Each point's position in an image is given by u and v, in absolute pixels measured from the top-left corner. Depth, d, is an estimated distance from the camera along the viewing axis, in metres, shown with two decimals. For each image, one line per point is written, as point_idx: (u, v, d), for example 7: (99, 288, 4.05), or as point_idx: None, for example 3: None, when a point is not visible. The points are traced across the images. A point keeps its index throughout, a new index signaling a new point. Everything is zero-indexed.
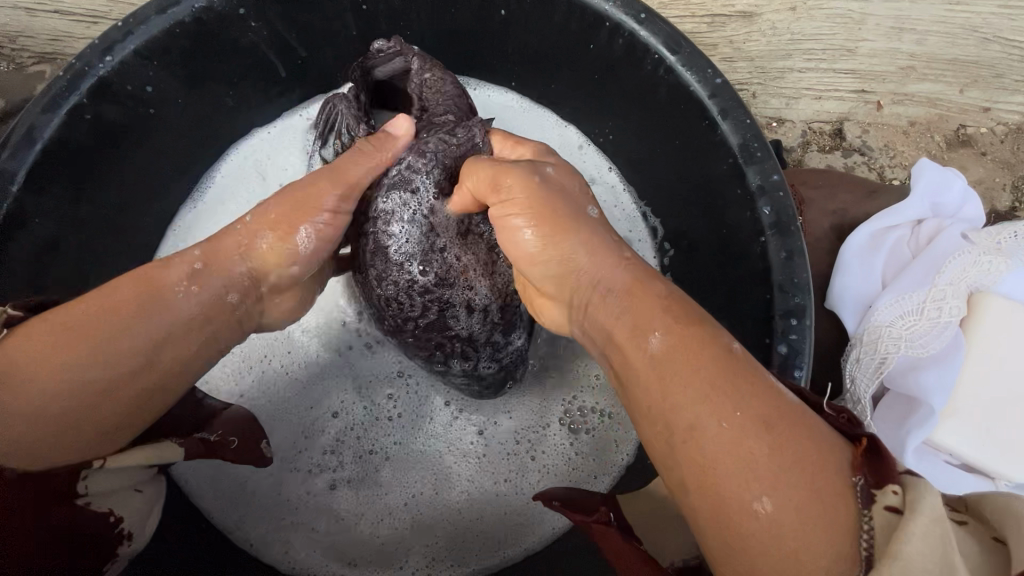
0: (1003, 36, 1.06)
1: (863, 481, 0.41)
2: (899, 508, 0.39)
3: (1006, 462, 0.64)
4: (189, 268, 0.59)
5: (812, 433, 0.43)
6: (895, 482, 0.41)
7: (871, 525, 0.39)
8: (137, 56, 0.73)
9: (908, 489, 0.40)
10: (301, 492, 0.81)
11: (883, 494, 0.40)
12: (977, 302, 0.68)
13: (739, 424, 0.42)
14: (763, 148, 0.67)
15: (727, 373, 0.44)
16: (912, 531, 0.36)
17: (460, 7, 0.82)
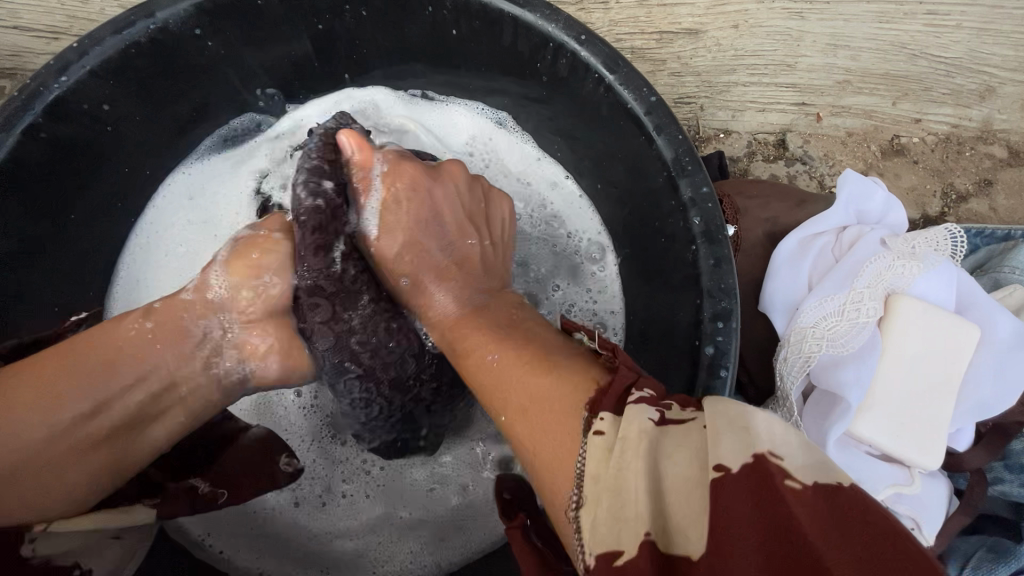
0: (929, 52, 1.13)
1: (586, 412, 0.46)
2: (607, 433, 0.43)
3: (920, 451, 0.70)
4: (142, 309, 0.65)
5: (551, 375, 0.52)
6: (609, 410, 0.45)
7: (585, 452, 0.44)
8: (92, 75, 0.74)
9: (618, 417, 0.44)
10: (267, 509, 0.84)
11: (595, 423, 0.45)
12: (894, 303, 0.72)
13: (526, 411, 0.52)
14: (694, 162, 0.71)
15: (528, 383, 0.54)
16: (608, 466, 0.41)
17: (412, 27, 0.85)
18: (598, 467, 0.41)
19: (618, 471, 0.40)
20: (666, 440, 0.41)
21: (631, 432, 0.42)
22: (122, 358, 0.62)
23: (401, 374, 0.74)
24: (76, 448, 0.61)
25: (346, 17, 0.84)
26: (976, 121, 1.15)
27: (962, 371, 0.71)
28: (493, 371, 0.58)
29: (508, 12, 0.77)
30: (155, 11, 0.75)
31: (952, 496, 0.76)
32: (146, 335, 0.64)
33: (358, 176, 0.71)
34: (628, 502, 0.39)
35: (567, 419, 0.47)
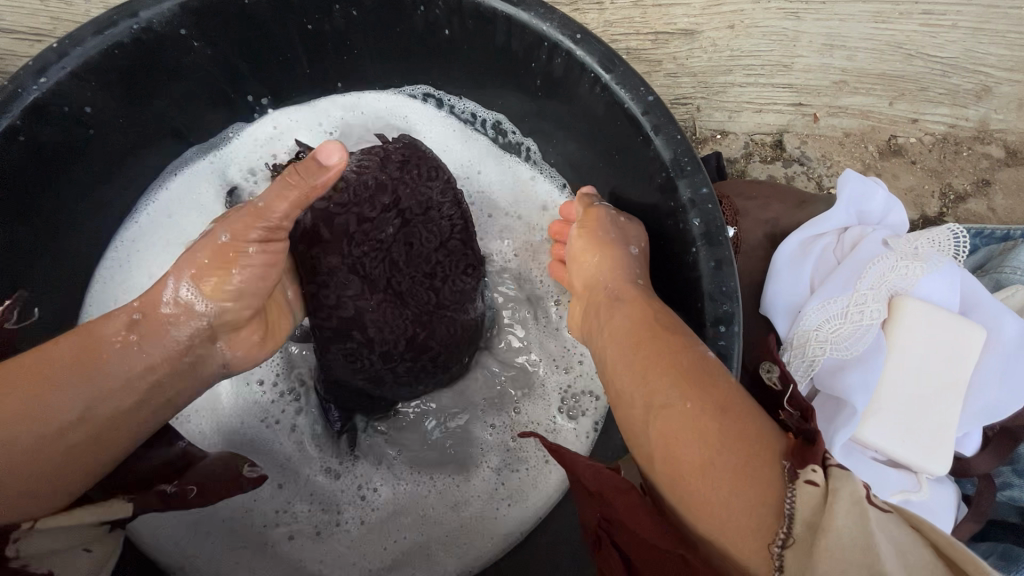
0: (925, 52, 1.13)
1: (788, 463, 0.44)
2: (819, 484, 0.42)
3: (927, 456, 0.68)
4: (126, 318, 0.60)
5: (744, 411, 0.48)
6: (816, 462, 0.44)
7: (794, 495, 0.42)
8: (73, 77, 0.72)
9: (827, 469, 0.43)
10: (266, 521, 0.84)
11: (801, 472, 0.43)
12: (898, 305, 0.71)
13: (693, 415, 0.48)
14: (693, 162, 0.70)
15: (693, 390, 0.49)
16: (834, 512, 0.40)
17: (404, 27, 0.84)
18: (825, 523, 0.39)
19: (848, 522, 0.39)
20: (871, 508, 0.40)
21: (850, 495, 0.40)
22: (104, 366, 0.58)
23: (390, 349, 0.76)
24: (71, 451, 0.57)
25: (337, 16, 0.83)
26: (973, 121, 1.14)
27: (968, 373, 0.70)
28: (653, 368, 0.53)
29: (503, 12, 0.75)
30: (138, 11, 0.73)
31: (961, 502, 0.75)
32: (132, 341, 0.60)
33: (420, 172, 0.74)
34: (856, 548, 0.37)
35: (764, 466, 0.44)
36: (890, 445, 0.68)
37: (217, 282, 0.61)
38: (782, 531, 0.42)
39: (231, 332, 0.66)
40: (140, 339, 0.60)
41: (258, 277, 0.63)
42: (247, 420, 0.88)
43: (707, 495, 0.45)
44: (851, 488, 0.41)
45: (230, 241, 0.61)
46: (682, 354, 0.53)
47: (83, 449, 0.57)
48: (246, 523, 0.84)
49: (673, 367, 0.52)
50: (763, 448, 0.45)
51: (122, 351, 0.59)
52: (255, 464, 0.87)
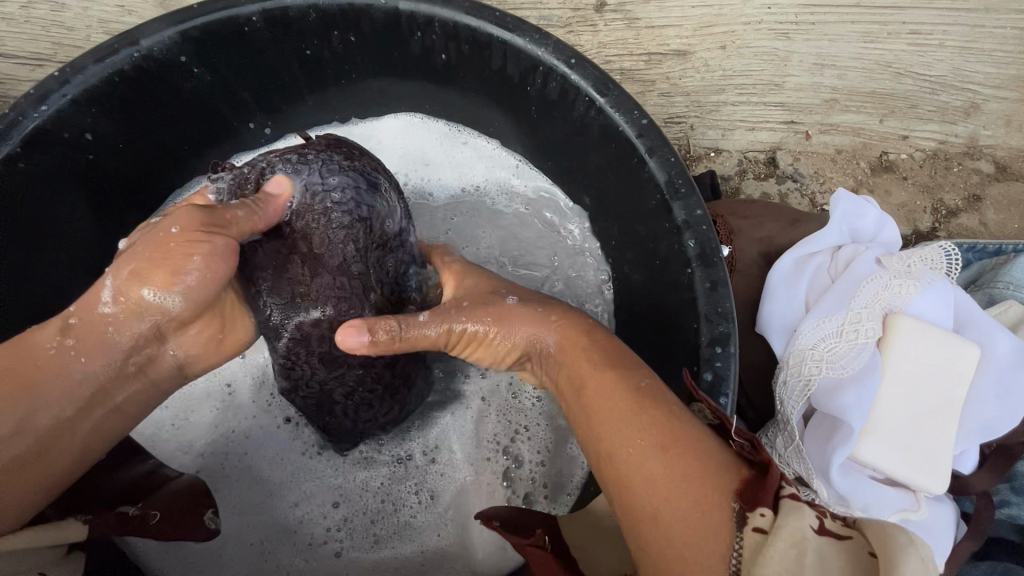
0: (913, 71, 1.15)
1: (737, 505, 0.42)
2: (766, 530, 0.40)
3: (924, 475, 0.68)
4: (61, 323, 0.58)
5: (698, 445, 0.46)
6: (768, 505, 0.41)
7: (740, 545, 0.40)
8: (73, 104, 0.73)
9: (776, 513, 0.40)
10: (266, 533, 0.80)
11: (751, 516, 0.41)
12: (892, 323, 0.71)
13: (646, 444, 0.46)
14: (686, 184, 0.71)
15: (642, 407, 0.49)
16: (769, 557, 0.38)
17: (401, 52, 0.85)
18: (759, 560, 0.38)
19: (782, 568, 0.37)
20: (816, 541, 0.38)
21: (794, 532, 0.38)
22: (43, 381, 0.57)
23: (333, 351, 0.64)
24: (19, 462, 0.56)
25: (335, 42, 0.84)
26: (962, 138, 1.16)
27: (963, 391, 0.70)
28: (612, 401, 0.50)
29: (498, 37, 0.77)
30: (139, 39, 0.75)
31: (959, 520, 0.75)
32: (69, 352, 0.58)
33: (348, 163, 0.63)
34: None
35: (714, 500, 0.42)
36: (887, 466, 0.68)
37: (152, 280, 0.57)
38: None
39: (178, 333, 0.62)
40: (78, 352, 0.58)
41: (201, 281, 0.57)
42: (237, 426, 0.84)
43: (669, 543, 0.42)
44: (793, 528, 0.38)
45: (180, 233, 0.55)
46: (624, 386, 0.51)
47: (24, 462, 0.56)
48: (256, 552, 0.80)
49: (626, 374, 0.52)
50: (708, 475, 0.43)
51: (60, 366, 0.57)
52: (250, 489, 0.82)
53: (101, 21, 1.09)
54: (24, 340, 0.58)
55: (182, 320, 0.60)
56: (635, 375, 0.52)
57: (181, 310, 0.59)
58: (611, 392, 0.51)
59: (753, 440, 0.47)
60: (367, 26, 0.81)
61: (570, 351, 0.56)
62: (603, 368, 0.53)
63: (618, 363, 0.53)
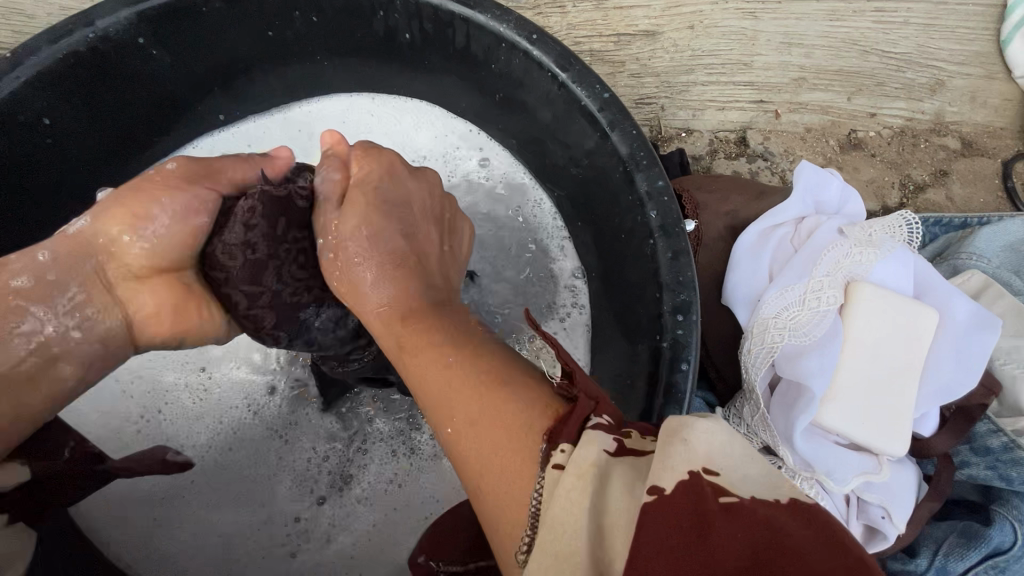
0: (879, 48, 1.17)
1: (545, 447, 0.43)
2: (562, 464, 0.41)
3: (886, 439, 0.69)
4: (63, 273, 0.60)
5: (504, 398, 0.48)
6: (569, 439, 0.43)
7: (541, 486, 0.41)
8: (28, 86, 0.72)
9: (574, 446, 0.42)
10: (220, 512, 0.84)
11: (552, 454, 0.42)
12: (853, 291, 0.72)
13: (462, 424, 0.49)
14: (648, 156, 0.71)
15: (478, 403, 0.49)
16: (592, 493, 0.39)
17: (364, 32, 0.84)
18: (552, 493, 0.40)
19: (581, 496, 0.39)
20: (608, 464, 0.40)
21: (584, 464, 0.40)
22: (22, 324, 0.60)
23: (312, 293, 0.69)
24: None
25: (297, 22, 0.83)
26: (928, 114, 1.17)
27: (923, 356, 0.71)
28: (466, 419, 0.49)
29: (459, 14, 0.76)
30: (94, 19, 0.73)
31: (923, 483, 0.76)
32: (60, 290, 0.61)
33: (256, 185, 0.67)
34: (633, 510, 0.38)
35: (527, 463, 0.43)
36: (849, 432, 0.69)
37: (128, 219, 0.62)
38: (528, 533, 0.41)
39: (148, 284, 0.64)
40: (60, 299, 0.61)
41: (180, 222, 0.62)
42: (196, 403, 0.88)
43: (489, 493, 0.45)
44: (584, 457, 0.41)
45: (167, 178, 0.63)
46: (469, 367, 0.53)
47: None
48: (213, 528, 0.84)
49: (443, 350, 0.56)
50: (526, 450, 0.44)
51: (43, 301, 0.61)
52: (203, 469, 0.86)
53: (64, 8, 1.08)
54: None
55: (139, 275, 0.63)
56: (479, 348, 0.56)
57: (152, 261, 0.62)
58: (436, 356, 0.55)
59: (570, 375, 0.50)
60: (328, 6, 0.81)
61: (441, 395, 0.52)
62: (445, 363, 0.54)
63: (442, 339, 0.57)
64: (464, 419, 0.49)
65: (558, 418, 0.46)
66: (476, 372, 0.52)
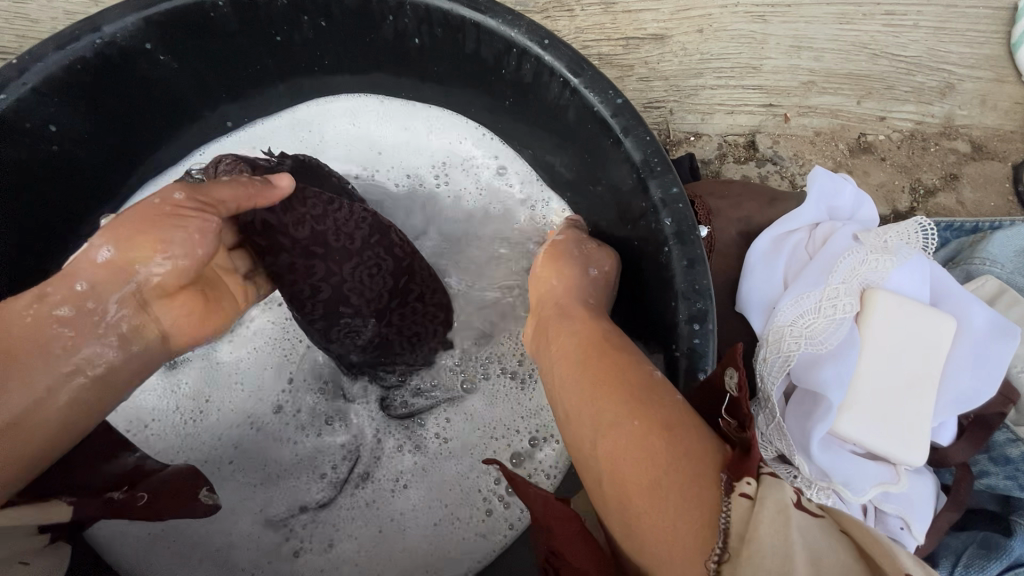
0: (888, 52, 1.16)
1: (725, 475, 0.43)
2: (751, 496, 0.41)
3: (904, 448, 0.68)
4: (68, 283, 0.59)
5: (674, 430, 0.48)
6: (752, 474, 0.43)
7: (728, 511, 0.41)
8: (34, 93, 0.71)
9: (760, 480, 0.42)
10: (241, 509, 0.85)
11: (737, 484, 0.42)
12: (870, 298, 0.71)
13: (637, 430, 0.49)
14: (662, 162, 0.70)
15: (645, 437, 0.48)
16: (760, 522, 0.39)
17: (373, 37, 0.84)
18: (750, 526, 0.39)
19: (772, 532, 0.38)
20: (797, 512, 0.39)
21: (776, 500, 0.40)
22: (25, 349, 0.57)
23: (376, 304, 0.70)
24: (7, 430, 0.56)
25: (305, 26, 0.82)
26: (938, 117, 1.17)
27: (942, 364, 0.70)
28: (639, 459, 0.47)
29: (470, 19, 0.75)
30: (101, 25, 0.72)
31: (940, 493, 0.75)
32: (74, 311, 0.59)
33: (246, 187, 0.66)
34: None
35: (703, 489, 0.43)
36: (867, 440, 0.69)
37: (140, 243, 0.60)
38: (718, 546, 0.40)
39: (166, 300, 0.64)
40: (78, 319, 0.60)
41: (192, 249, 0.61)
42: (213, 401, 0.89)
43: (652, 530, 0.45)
44: (776, 497, 0.40)
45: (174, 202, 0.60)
46: (625, 390, 0.53)
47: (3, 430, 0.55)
48: (224, 516, 0.84)
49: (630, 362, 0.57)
50: (700, 474, 0.44)
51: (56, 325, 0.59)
52: (222, 466, 0.86)
53: (68, 13, 1.07)
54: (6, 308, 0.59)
55: (168, 290, 0.63)
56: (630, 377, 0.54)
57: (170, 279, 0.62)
58: (619, 373, 0.55)
59: (743, 421, 0.49)
60: (337, 11, 0.80)
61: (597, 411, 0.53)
62: (608, 384, 0.54)
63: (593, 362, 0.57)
64: (617, 442, 0.49)
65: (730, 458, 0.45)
66: (632, 394, 0.52)
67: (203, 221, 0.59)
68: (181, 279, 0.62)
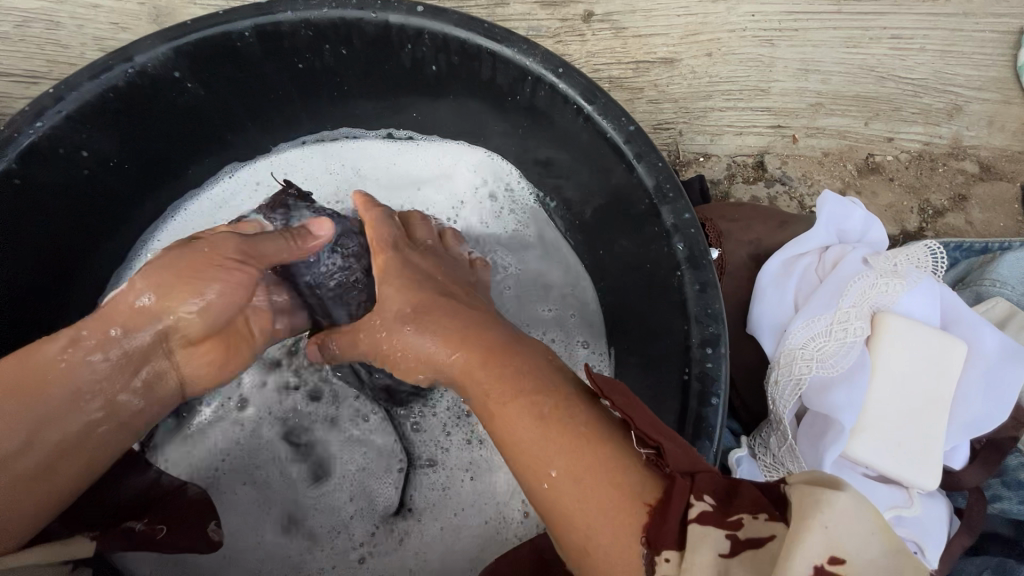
0: (895, 74, 1.18)
1: (644, 545, 0.42)
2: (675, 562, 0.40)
3: (918, 471, 0.69)
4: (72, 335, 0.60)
5: (605, 468, 0.46)
6: (672, 545, 0.41)
7: None
8: (69, 120, 0.74)
9: (682, 552, 0.40)
10: (290, 522, 0.81)
11: (658, 560, 0.41)
12: (880, 321, 0.72)
13: (559, 474, 0.46)
14: (674, 189, 0.71)
15: (581, 477, 0.46)
16: None
17: (392, 65, 0.86)
18: None
19: None
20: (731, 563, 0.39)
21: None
22: (55, 389, 0.59)
23: None
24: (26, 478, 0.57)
25: (326, 55, 0.85)
26: (946, 138, 1.18)
27: (953, 388, 0.71)
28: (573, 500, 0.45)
29: (486, 48, 0.78)
30: (133, 55, 0.76)
31: (953, 517, 0.76)
32: (87, 352, 0.61)
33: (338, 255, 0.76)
34: None
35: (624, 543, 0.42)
36: (880, 464, 0.69)
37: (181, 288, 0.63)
38: None
39: (186, 350, 0.66)
40: (100, 354, 0.61)
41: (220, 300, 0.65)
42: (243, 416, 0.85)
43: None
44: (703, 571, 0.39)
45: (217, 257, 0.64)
46: (558, 419, 0.49)
47: (32, 481, 0.58)
48: (273, 519, 0.81)
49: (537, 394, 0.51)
50: (622, 522, 0.43)
51: (75, 371, 0.60)
52: (264, 480, 0.83)
53: (97, 39, 1.11)
54: (34, 350, 0.59)
55: (193, 338, 0.66)
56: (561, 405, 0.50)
57: (197, 328, 0.65)
58: (533, 400, 0.50)
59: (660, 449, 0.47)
60: (358, 40, 0.82)
61: (537, 449, 0.48)
62: (539, 416, 0.49)
63: (507, 383, 0.52)
64: (557, 481, 0.46)
65: (652, 508, 0.43)
66: (561, 421, 0.49)
67: (242, 274, 0.66)
68: (206, 327, 0.66)
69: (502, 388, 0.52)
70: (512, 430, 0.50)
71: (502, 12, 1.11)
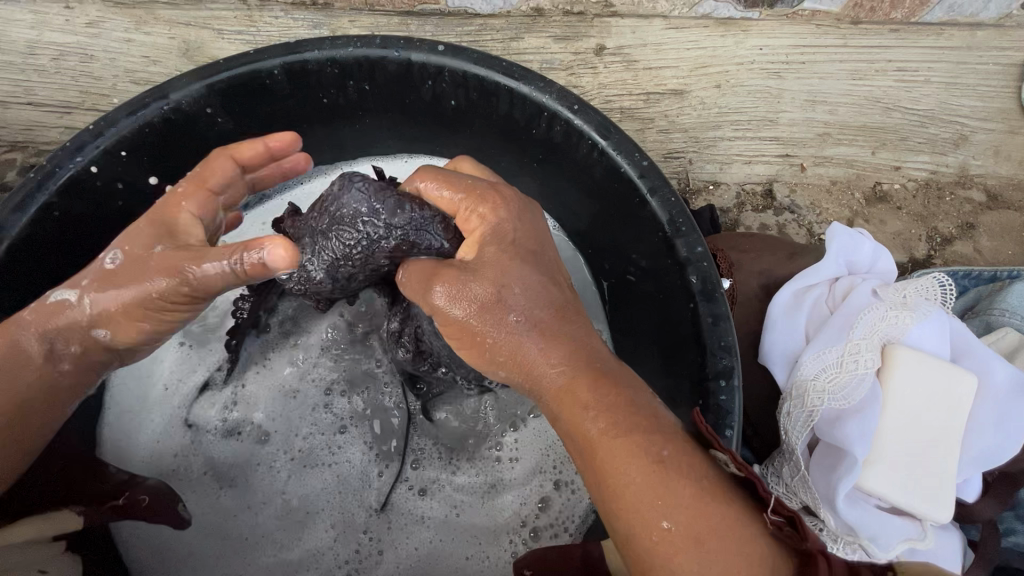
0: (901, 105, 1.20)
1: None
2: None
3: (931, 503, 0.69)
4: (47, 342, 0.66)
5: (736, 531, 0.50)
6: None
7: None
8: (106, 154, 0.78)
9: None
10: (297, 523, 0.84)
11: None
12: (890, 354, 0.73)
13: (676, 529, 0.50)
14: (687, 224, 0.74)
15: (697, 531, 0.49)
16: None
17: (412, 99, 0.90)
18: None
19: None
20: None
21: None
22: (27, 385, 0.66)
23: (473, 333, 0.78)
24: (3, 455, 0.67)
25: (349, 91, 0.89)
26: (953, 167, 1.20)
27: (964, 419, 0.72)
28: (690, 552, 0.49)
29: (505, 85, 0.81)
30: (168, 93, 0.79)
31: (968, 551, 0.76)
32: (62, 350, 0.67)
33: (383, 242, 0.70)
34: None
35: None
36: (890, 496, 0.70)
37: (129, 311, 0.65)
38: None
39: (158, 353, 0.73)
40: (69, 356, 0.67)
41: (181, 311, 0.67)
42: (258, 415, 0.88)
43: None
44: None
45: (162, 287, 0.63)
46: (678, 474, 0.52)
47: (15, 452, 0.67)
48: (272, 519, 0.84)
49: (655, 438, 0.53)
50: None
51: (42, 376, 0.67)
52: (273, 479, 0.86)
53: (129, 71, 1.16)
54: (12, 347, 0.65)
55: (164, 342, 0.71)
56: (680, 461, 0.52)
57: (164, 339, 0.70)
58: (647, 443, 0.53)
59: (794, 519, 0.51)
60: (381, 76, 0.86)
61: (654, 498, 0.51)
62: (655, 466, 0.52)
63: (616, 420, 0.54)
64: (673, 531, 0.50)
65: None
66: (692, 483, 0.51)
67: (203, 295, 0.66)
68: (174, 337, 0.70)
69: (615, 422, 0.54)
70: (622, 469, 0.52)
71: (517, 45, 1.16)
